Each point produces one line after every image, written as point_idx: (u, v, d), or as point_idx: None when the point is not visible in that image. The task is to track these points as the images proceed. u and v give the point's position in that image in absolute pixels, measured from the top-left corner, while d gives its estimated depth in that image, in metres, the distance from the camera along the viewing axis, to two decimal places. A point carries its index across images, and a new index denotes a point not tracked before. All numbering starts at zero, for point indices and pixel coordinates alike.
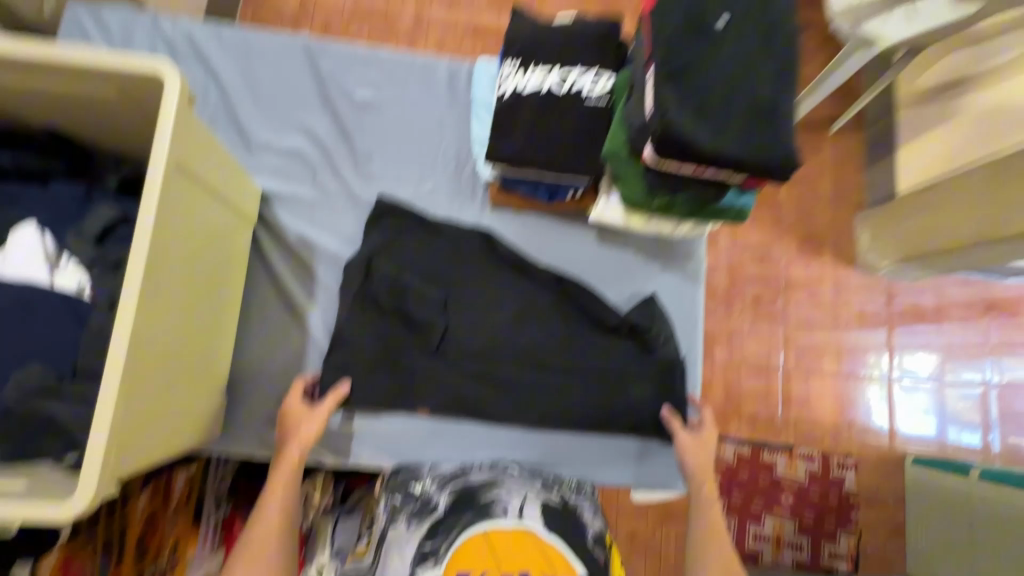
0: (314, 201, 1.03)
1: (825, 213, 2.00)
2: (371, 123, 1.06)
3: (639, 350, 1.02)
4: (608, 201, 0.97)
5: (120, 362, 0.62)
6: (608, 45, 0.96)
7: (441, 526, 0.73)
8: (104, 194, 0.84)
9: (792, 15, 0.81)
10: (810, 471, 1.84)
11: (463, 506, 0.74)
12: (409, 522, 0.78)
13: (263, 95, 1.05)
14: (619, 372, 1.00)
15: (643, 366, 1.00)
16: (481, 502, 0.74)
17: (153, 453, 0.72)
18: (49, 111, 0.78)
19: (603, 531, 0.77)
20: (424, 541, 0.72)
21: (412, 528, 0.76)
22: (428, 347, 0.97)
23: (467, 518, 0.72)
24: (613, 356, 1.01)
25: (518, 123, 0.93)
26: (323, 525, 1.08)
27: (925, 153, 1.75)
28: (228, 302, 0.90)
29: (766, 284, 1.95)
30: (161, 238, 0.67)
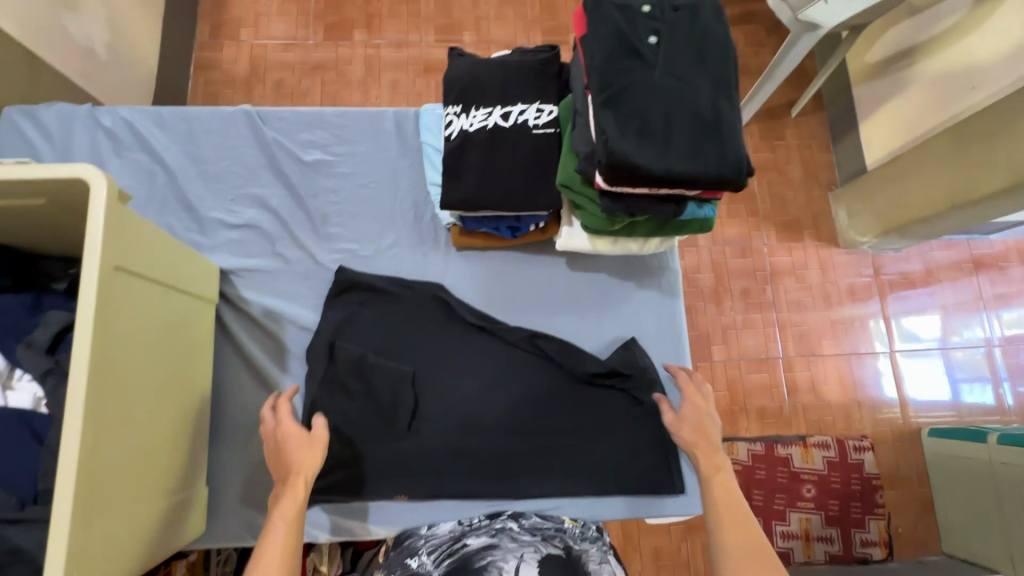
0: (275, 271, 1.00)
1: (800, 197, 2.00)
2: (324, 184, 1.05)
3: (624, 402, 1.00)
4: (572, 228, 0.96)
5: (69, 486, 0.58)
6: (547, 74, 0.96)
7: None
8: (54, 300, 0.82)
9: (721, 23, 0.81)
10: (828, 458, 1.80)
11: None
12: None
13: (211, 172, 1.04)
14: (601, 422, 0.99)
15: (626, 412, 1.00)
16: None
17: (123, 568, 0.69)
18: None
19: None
20: None
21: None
22: (399, 430, 0.95)
23: None
24: (594, 403, 1.00)
25: (468, 164, 0.92)
26: None
27: (886, 125, 1.76)
28: (195, 388, 0.87)
29: (752, 275, 1.93)
30: (105, 347, 0.65)
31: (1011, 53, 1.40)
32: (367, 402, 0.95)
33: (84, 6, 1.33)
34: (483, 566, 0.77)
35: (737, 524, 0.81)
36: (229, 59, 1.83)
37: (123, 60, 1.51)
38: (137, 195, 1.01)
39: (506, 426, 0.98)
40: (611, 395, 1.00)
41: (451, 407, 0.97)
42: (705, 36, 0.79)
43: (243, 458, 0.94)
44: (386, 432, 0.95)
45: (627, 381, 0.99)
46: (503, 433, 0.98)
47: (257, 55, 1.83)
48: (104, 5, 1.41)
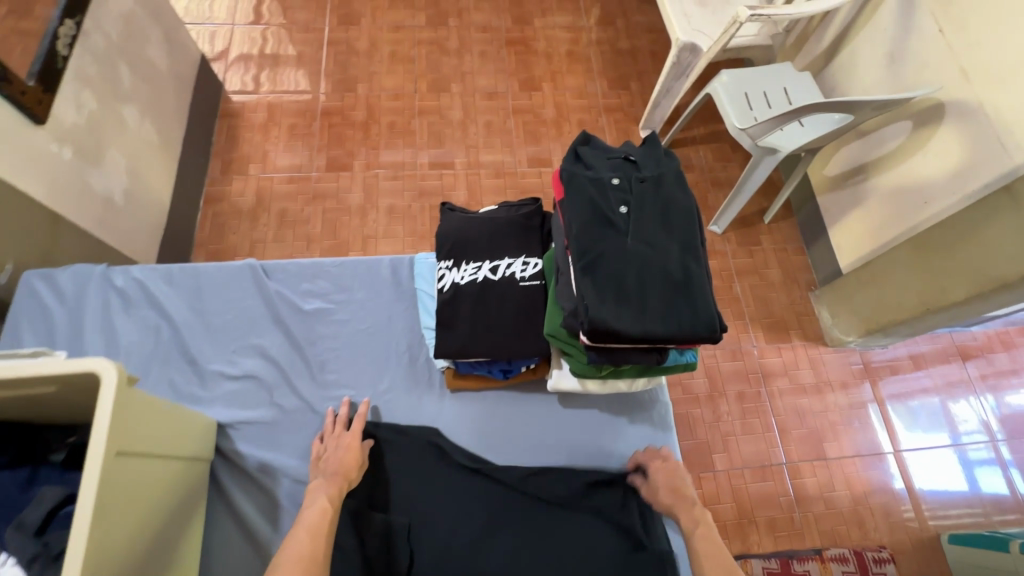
0: (272, 422, 1.02)
1: (782, 298, 2.07)
2: (323, 332, 1.10)
3: (625, 546, 0.96)
4: (562, 370, 0.99)
5: None
6: (531, 228, 1.04)
7: None
8: (49, 472, 0.82)
9: (684, 190, 0.90)
10: (848, 573, 1.69)
11: None
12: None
13: (215, 324, 1.09)
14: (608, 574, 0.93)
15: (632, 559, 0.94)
16: None
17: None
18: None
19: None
20: None
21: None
22: None
23: None
24: (597, 551, 0.95)
25: (459, 314, 0.98)
26: None
27: (853, 233, 1.87)
28: (185, 553, 0.86)
29: (745, 378, 1.95)
30: (101, 538, 0.65)
31: (950, 174, 1.49)
32: (360, 563, 0.91)
33: (107, 158, 1.46)
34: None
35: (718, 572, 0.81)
36: (237, 192, 1.95)
37: (142, 203, 1.62)
38: (141, 351, 1.05)
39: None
40: (612, 538, 0.97)
41: (447, 563, 0.94)
42: (670, 203, 0.88)
43: None
44: None
45: (625, 522, 0.98)
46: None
47: (264, 188, 1.96)
48: (125, 154, 1.54)
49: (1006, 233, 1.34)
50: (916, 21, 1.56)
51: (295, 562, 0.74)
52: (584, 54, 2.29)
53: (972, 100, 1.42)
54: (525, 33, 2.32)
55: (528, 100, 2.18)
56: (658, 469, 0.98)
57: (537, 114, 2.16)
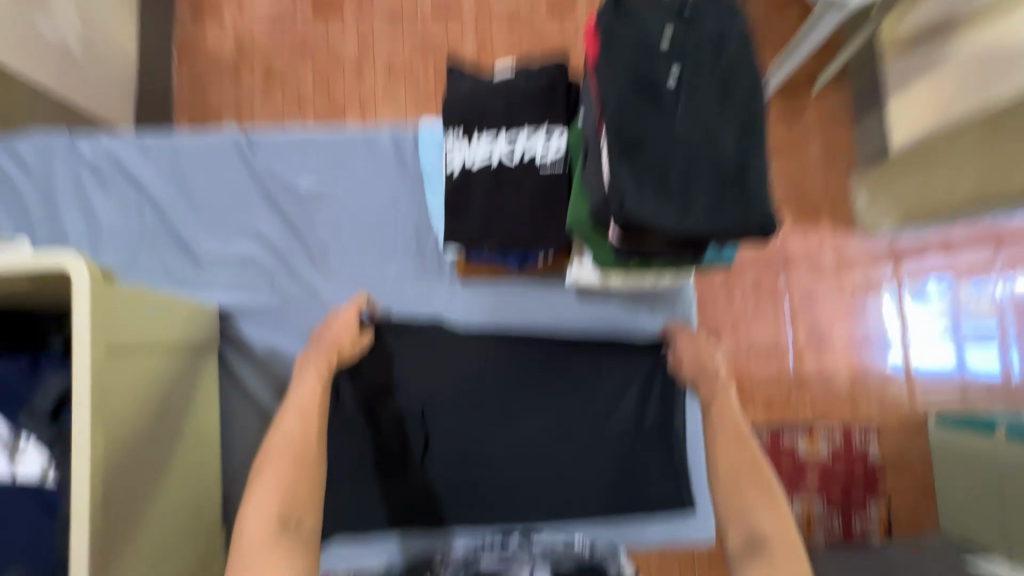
0: (276, 308, 0.98)
1: (818, 180, 1.90)
2: (322, 214, 1.00)
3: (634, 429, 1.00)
4: (583, 262, 0.92)
5: None
6: (555, 97, 0.88)
7: None
8: (52, 359, 0.79)
9: (752, 55, 0.73)
10: (833, 447, 1.80)
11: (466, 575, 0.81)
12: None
13: (201, 203, 0.98)
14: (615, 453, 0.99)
15: (639, 441, 1.00)
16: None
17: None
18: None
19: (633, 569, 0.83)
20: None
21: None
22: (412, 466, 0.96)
23: None
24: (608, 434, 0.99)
25: (471, 200, 0.88)
26: None
27: (912, 109, 1.63)
28: (202, 433, 0.87)
29: (764, 263, 1.88)
30: (107, 436, 0.63)
31: None
32: (379, 443, 0.95)
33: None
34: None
35: (732, 446, 0.82)
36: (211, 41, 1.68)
37: (102, 54, 1.38)
38: (125, 232, 0.97)
39: (516, 456, 0.98)
40: (621, 424, 1.00)
41: (462, 452, 0.97)
42: (731, 73, 0.72)
43: None
44: (398, 469, 0.95)
45: (635, 409, 1.00)
46: (514, 467, 0.98)
47: (242, 34, 1.67)
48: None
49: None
50: None
51: (287, 444, 0.73)
52: None
53: None
54: None
55: None
56: (684, 345, 0.95)
57: None
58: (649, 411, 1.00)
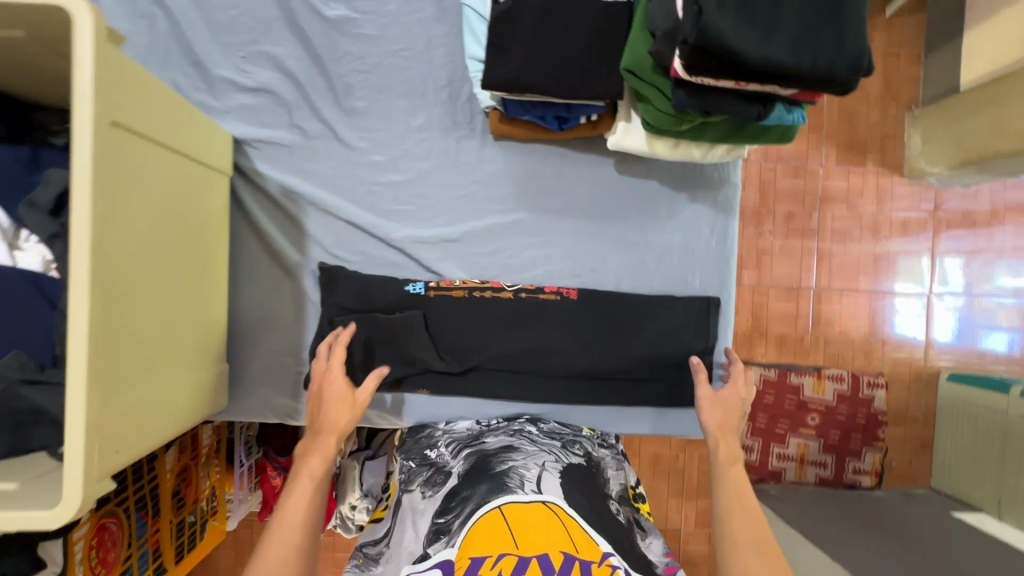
0: (295, 145, 0.91)
1: (873, 115, 1.77)
2: (350, 48, 0.91)
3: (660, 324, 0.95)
4: (630, 124, 0.84)
5: (82, 364, 0.53)
6: None
7: (454, 500, 0.71)
8: (52, 154, 0.74)
9: None
10: (838, 391, 1.72)
11: (478, 474, 0.74)
12: (443, 517, 0.69)
13: (218, 20, 0.89)
14: (636, 344, 0.94)
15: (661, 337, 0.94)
16: (496, 472, 0.73)
17: (149, 444, 0.66)
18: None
19: (629, 486, 0.83)
20: (437, 516, 0.70)
21: (451, 529, 0.66)
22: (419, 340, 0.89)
23: (482, 490, 0.70)
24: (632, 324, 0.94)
25: (518, 33, 0.79)
26: (350, 470, 1.06)
27: (988, 42, 1.45)
28: (211, 262, 0.83)
29: (800, 199, 1.76)
30: (112, 214, 0.58)
31: None
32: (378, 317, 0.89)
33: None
34: (504, 471, 0.73)
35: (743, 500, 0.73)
36: None
37: None
38: (132, 41, 0.88)
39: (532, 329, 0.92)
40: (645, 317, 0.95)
41: (476, 328, 0.92)
42: None
43: (262, 341, 0.90)
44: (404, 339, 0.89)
45: (664, 304, 0.94)
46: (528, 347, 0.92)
47: None
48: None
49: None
50: None
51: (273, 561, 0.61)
52: None
53: None
54: None
55: None
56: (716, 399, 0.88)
57: None
58: (681, 307, 0.95)
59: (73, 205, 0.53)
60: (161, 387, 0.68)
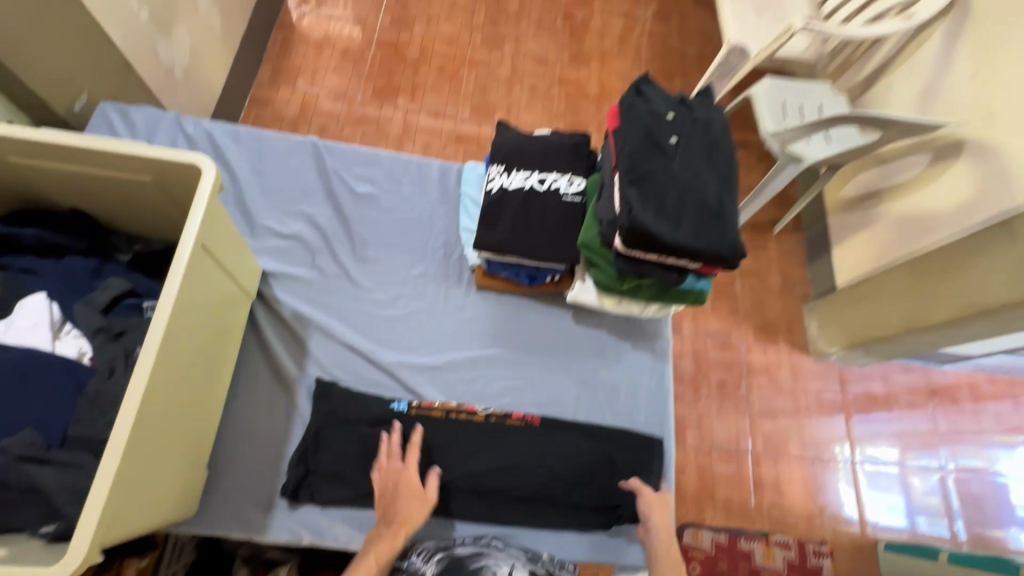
0: (311, 281, 1.10)
1: (778, 304, 2.16)
2: (370, 214, 1.18)
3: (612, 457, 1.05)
4: (584, 284, 1.09)
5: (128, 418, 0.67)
6: (580, 156, 1.15)
7: None
8: (115, 267, 0.90)
9: (728, 138, 1.00)
10: (788, 559, 1.77)
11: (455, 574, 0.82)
12: None
13: (271, 187, 1.17)
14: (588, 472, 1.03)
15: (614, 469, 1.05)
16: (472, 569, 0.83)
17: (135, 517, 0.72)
18: (64, 188, 0.85)
19: None
20: None
21: None
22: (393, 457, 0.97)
23: None
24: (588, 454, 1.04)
25: (503, 214, 1.07)
26: None
27: (857, 250, 1.96)
28: (227, 369, 0.96)
29: (729, 368, 2.02)
30: (182, 309, 0.76)
31: (956, 208, 1.58)
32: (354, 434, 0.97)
33: (175, 32, 1.45)
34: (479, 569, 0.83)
35: None
36: (282, 101, 1.97)
37: (197, 84, 1.62)
38: None
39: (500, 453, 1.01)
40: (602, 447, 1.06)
41: (449, 449, 1.00)
42: (716, 144, 0.98)
43: (246, 450, 0.96)
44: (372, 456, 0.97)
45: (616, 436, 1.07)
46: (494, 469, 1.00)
47: (309, 102, 1.98)
48: (191, 34, 1.53)
49: (988, 274, 1.47)
50: (953, 64, 1.65)
51: None
52: (636, 41, 2.33)
53: (989, 140, 1.51)
54: (583, 11, 2.35)
55: (575, 73, 2.22)
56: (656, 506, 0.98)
57: (582, 87, 2.19)
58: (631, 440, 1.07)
59: (163, 299, 0.73)
60: (161, 466, 0.77)
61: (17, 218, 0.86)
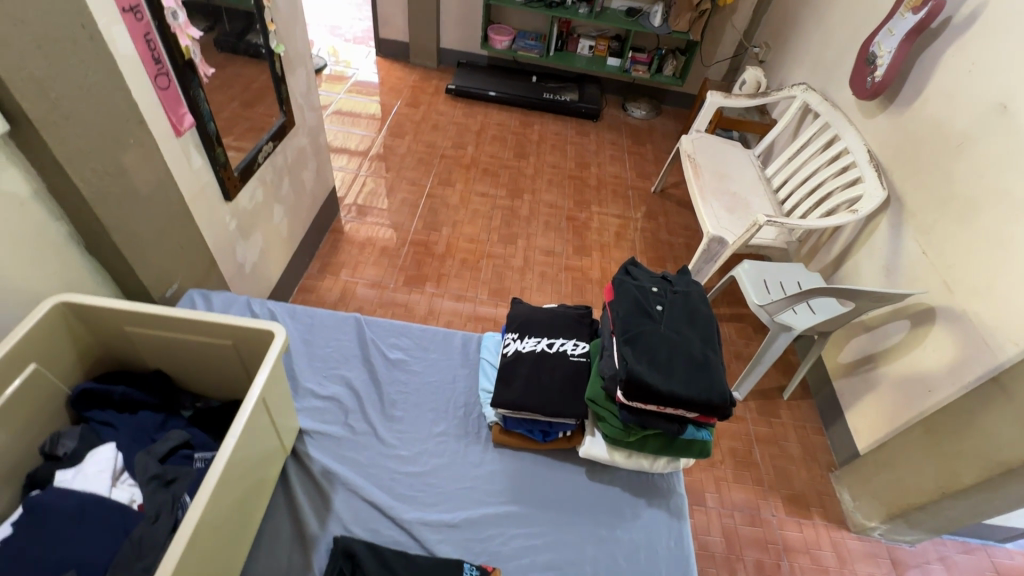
0: (342, 437, 1.20)
1: (804, 473, 2.09)
2: (400, 377, 1.33)
3: None
4: (594, 438, 1.17)
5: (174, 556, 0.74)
6: (583, 324, 1.33)
7: None
8: (177, 422, 1.03)
9: (706, 305, 1.18)
10: None
11: None
12: None
13: (317, 355, 1.35)
14: None
15: None
16: None
17: None
18: (158, 352, 1.05)
19: None
20: None
21: None
22: None
23: None
24: None
25: (518, 373, 1.22)
26: None
27: (870, 414, 1.98)
28: (255, 523, 1.00)
29: (765, 546, 1.87)
30: (236, 453, 0.87)
31: (946, 367, 1.68)
32: None
33: (252, 237, 1.82)
34: None
35: None
36: (326, 288, 2.29)
37: (260, 275, 1.94)
38: None
39: None
40: None
41: None
42: (696, 310, 1.16)
43: None
44: None
45: None
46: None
47: (349, 289, 2.30)
48: (264, 238, 1.91)
49: (1002, 428, 1.45)
50: (903, 245, 1.91)
51: None
52: (630, 235, 2.74)
53: (956, 307, 1.67)
54: (583, 214, 2.83)
55: (579, 261, 2.57)
56: None
57: (586, 273, 2.52)
58: None
59: (224, 443, 0.85)
60: None
61: (112, 380, 1.04)
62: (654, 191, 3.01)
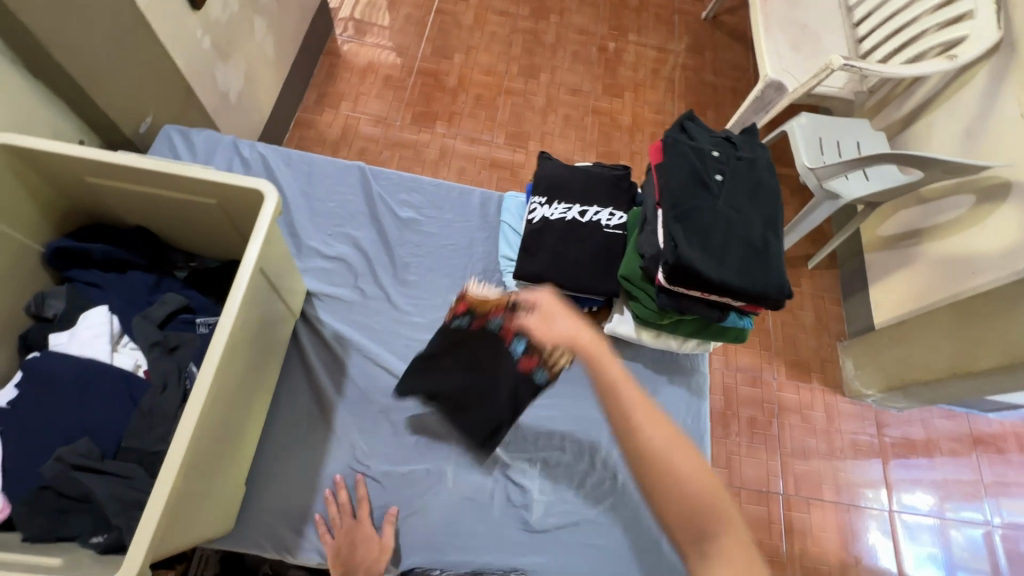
0: (353, 302, 1.12)
1: (813, 341, 2.09)
2: (413, 239, 1.21)
3: None
4: (622, 316, 1.09)
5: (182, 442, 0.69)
6: (620, 189, 1.16)
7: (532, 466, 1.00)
8: (172, 283, 0.94)
9: (773, 178, 1.00)
10: None
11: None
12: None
13: (318, 209, 1.21)
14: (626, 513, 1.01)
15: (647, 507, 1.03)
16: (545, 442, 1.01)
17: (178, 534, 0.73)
18: (135, 205, 0.91)
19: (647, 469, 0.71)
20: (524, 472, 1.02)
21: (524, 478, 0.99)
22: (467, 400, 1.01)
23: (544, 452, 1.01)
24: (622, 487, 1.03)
25: (544, 244, 1.09)
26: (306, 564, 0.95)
27: (897, 291, 1.90)
28: (269, 387, 0.97)
29: (760, 406, 1.95)
30: (236, 331, 0.78)
31: (1003, 250, 1.54)
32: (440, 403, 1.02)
33: (232, 59, 1.52)
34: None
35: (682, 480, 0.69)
36: (325, 124, 2.05)
37: (248, 105, 1.69)
38: None
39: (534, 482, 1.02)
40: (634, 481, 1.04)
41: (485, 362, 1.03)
42: (761, 184, 0.98)
43: (282, 467, 0.98)
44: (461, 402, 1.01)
45: None
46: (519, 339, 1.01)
47: (351, 126, 2.05)
48: (247, 61, 1.61)
49: None
50: (999, 104, 1.61)
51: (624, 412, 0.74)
52: (668, 73, 2.36)
53: None
54: (618, 44, 2.40)
55: (609, 103, 2.25)
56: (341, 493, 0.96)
57: (615, 118, 2.22)
58: None
59: (222, 321, 0.75)
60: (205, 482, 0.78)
61: (91, 235, 0.92)
62: (706, 18, 2.50)
